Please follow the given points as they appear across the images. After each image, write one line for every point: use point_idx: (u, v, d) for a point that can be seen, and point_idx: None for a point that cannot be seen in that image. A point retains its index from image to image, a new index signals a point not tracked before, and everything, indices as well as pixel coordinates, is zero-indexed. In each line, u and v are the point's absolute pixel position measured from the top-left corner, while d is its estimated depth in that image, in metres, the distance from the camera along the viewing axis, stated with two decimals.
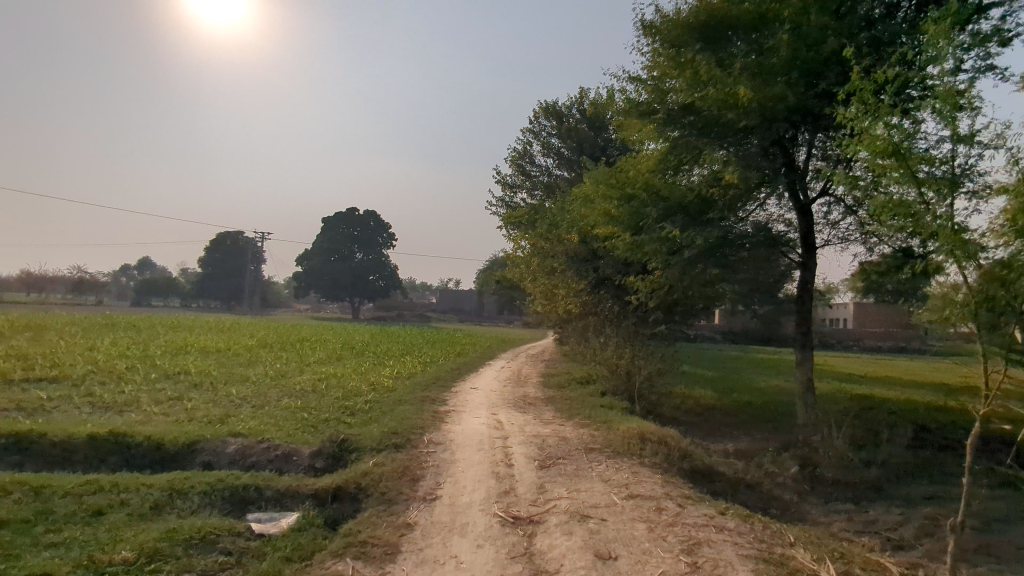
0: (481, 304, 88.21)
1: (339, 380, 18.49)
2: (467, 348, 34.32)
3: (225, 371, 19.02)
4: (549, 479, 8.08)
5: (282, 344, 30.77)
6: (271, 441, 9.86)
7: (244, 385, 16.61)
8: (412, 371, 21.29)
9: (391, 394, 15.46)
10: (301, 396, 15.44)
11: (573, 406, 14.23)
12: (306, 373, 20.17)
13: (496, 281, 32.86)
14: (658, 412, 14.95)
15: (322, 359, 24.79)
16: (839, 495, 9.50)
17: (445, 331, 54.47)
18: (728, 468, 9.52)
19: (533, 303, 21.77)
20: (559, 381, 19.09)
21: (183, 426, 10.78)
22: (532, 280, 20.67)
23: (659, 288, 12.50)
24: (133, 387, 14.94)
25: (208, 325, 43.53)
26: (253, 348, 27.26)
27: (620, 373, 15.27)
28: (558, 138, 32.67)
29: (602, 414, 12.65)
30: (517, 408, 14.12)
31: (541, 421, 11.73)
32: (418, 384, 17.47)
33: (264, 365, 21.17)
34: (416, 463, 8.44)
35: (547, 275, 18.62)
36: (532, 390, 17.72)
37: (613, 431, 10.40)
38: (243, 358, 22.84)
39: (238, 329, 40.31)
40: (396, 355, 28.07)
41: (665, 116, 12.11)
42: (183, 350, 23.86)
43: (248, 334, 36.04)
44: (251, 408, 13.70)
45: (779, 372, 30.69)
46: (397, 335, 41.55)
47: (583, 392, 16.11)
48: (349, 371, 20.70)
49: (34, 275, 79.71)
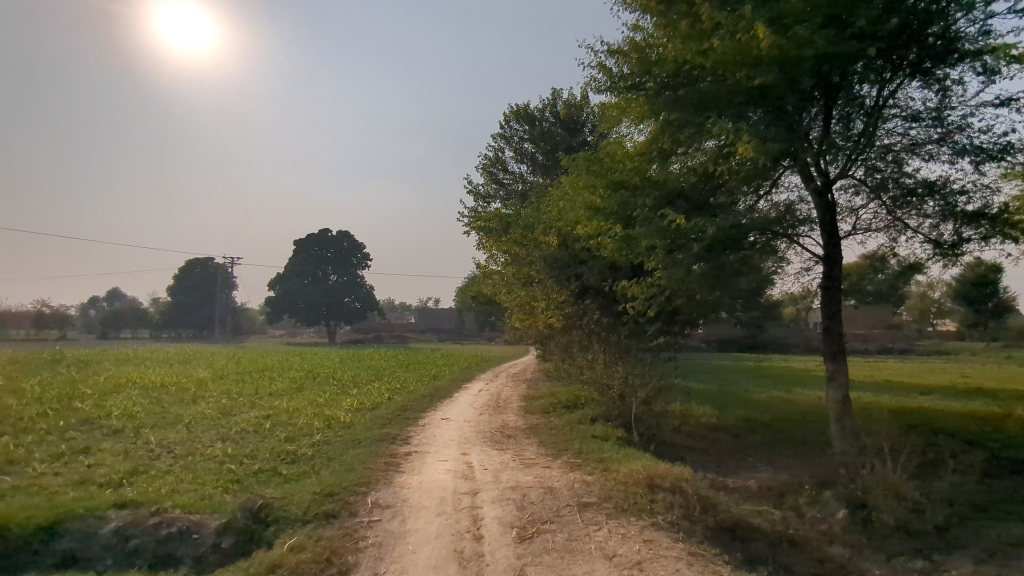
0: (461, 322, 85.64)
1: (290, 416, 16.06)
2: (444, 370, 31.92)
3: (158, 411, 16.47)
4: (532, 558, 5.92)
5: (239, 374, 28.07)
6: (168, 511, 7.55)
7: (172, 428, 14.11)
8: (378, 401, 18.91)
9: (346, 433, 13.15)
10: (238, 439, 13.02)
11: (560, 438, 12.06)
12: (254, 408, 17.68)
13: (471, 297, 30.67)
14: (658, 439, 12.86)
15: (279, 391, 22.24)
16: (902, 548, 7.49)
17: (422, 351, 51.87)
18: (761, 520, 7.46)
19: (511, 318, 19.60)
20: (542, 406, 16.91)
21: (62, 494, 8.37)
22: (508, 293, 18.52)
23: (660, 292, 10.41)
24: (30, 439, 12.40)
25: (166, 356, 40.54)
26: (202, 381, 24.54)
27: (612, 395, 13.19)
28: (531, 143, 30.83)
29: (596, 449, 10.49)
30: (493, 443, 11.90)
31: (522, 462, 9.53)
32: (381, 417, 15.15)
33: (208, 401, 18.59)
34: (351, 543, 6.20)
35: (525, 285, 16.53)
36: (513, 417, 15.53)
37: (613, 476, 8.25)
38: (187, 394, 20.25)
39: (197, 359, 37.32)
40: (364, 382, 25.58)
41: (657, 86, 10.22)
42: (119, 387, 21.13)
43: (205, 364, 33.19)
44: (170, 458, 11.26)
45: (776, 382, 28.88)
46: (369, 359, 39.09)
47: (570, 419, 13.98)
48: (306, 405, 18.23)
49: None
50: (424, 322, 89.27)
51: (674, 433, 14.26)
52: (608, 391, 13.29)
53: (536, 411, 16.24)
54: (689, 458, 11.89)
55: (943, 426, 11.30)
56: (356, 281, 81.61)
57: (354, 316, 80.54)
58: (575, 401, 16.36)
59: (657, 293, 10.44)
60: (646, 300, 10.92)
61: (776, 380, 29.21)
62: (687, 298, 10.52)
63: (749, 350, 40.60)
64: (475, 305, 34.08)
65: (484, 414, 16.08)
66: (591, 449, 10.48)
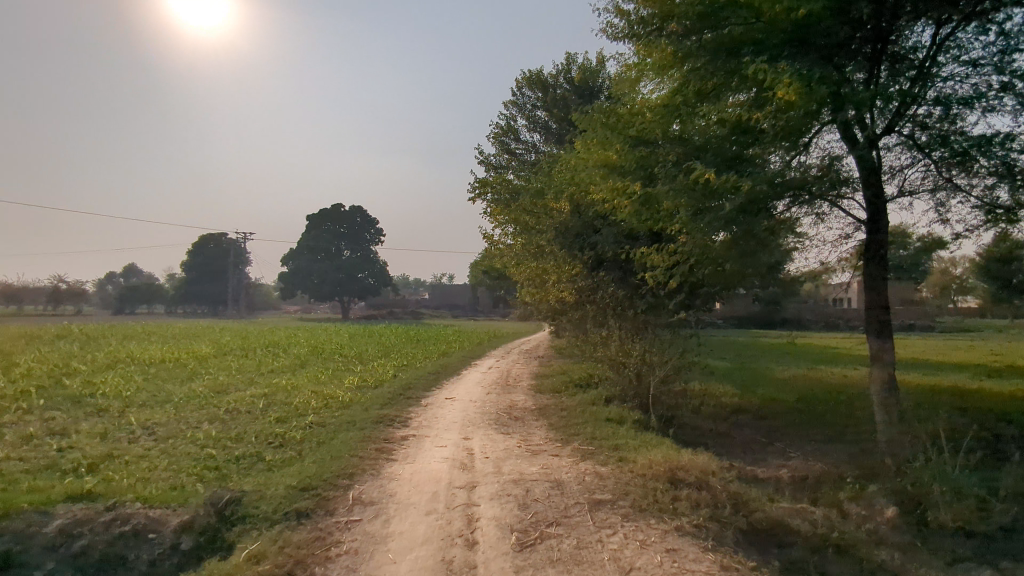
0: (474, 298, 84.97)
1: (288, 395, 15.30)
2: (453, 346, 31.15)
3: (152, 390, 15.78)
4: (532, 570, 5.00)
5: (244, 350, 27.49)
6: (126, 505, 6.73)
7: (162, 408, 13.38)
8: (382, 379, 18.14)
9: (342, 414, 12.32)
10: (227, 420, 12.23)
11: (572, 420, 11.11)
12: (252, 386, 16.98)
13: (482, 270, 29.72)
14: (678, 422, 11.88)
15: (282, 367, 21.56)
16: (966, 556, 6.46)
17: (433, 327, 51.22)
18: (801, 521, 6.48)
19: (521, 293, 18.62)
20: (553, 384, 15.98)
21: (16, 483, 7.58)
22: (517, 266, 17.49)
23: (687, 259, 9.26)
24: (8, 419, 11.72)
25: (176, 331, 40.30)
26: (205, 357, 23.96)
27: (628, 374, 12.19)
28: (544, 111, 29.57)
29: (610, 434, 9.51)
30: (498, 426, 10.97)
31: (528, 450, 8.59)
32: (381, 396, 14.33)
33: (205, 378, 17.91)
34: (322, 552, 5.29)
35: (535, 257, 15.48)
36: (521, 396, 14.61)
37: (629, 467, 7.27)
38: (185, 371, 19.62)
39: (205, 335, 36.94)
40: (370, 358, 24.86)
41: (681, 27, 8.99)
42: (118, 364, 20.54)
43: (212, 340, 32.73)
44: (151, 441, 10.49)
45: (799, 360, 27.70)
46: (379, 335, 38.44)
47: (583, 400, 13.04)
48: (306, 383, 17.49)
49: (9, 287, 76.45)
50: (437, 298, 88.69)
51: (695, 415, 13.28)
52: (623, 370, 12.31)
53: (547, 390, 15.31)
54: (712, 444, 10.90)
55: (998, 413, 10.19)
56: (369, 257, 80.76)
57: (366, 292, 80.01)
58: (589, 380, 15.43)
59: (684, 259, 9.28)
60: (667, 269, 9.83)
61: (799, 358, 28.06)
62: (714, 267, 9.42)
63: (769, 327, 39.42)
64: (486, 280, 33.17)
65: (492, 393, 15.19)
66: (605, 433, 9.54)
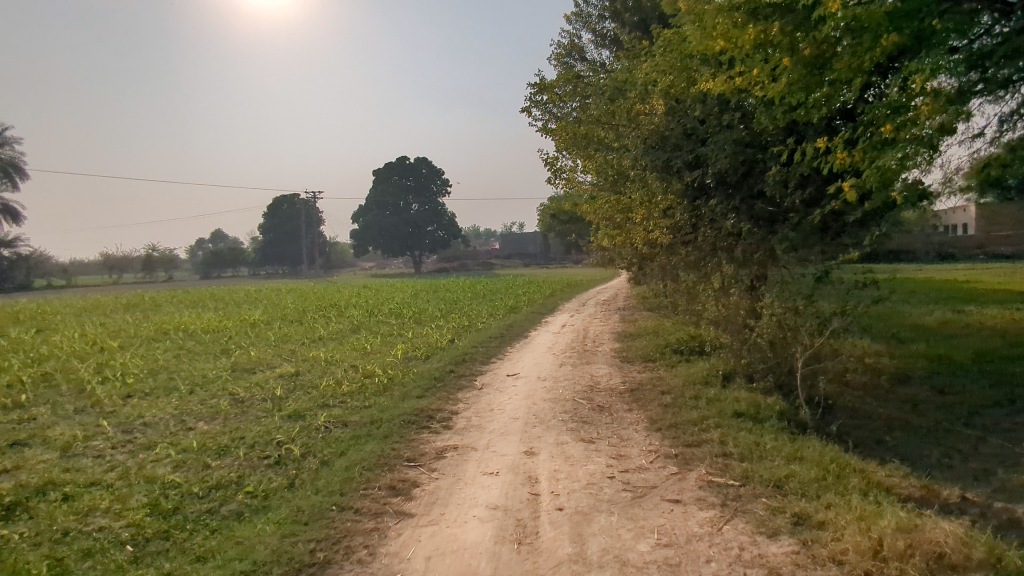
0: (547, 245, 81.55)
1: (321, 375, 12.73)
2: (524, 299, 28.12)
3: (170, 373, 13.66)
4: None
5: (300, 314, 25.58)
6: None
7: (166, 399, 11.07)
8: (437, 346, 15.37)
9: (373, 406, 9.50)
10: (232, 416, 9.71)
11: (684, 412, 7.77)
12: (286, 363, 14.61)
13: (551, 212, 26.22)
14: (836, 408, 8.28)
15: (329, 334, 19.22)
16: None
17: (505, 277, 48.25)
18: None
19: (599, 237, 15.08)
20: (646, 350, 12.61)
21: None
22: (592, 202, 13.91)
23: (916, 144, 6.14)
24: None
25: (244, 294, 40.08)
26: (253, 325, 22.07)
27: (762, 341, 8.61)
28: (612, 21, 25.06)
29: (754, 447, 6.09)
30: (577, 425, 7.73)
31: (629, 489, 5.28)
32: (429, 373, 11.48)
33: (238, 354, 15.71)
34: None
35: (616, 188, 11.86)
36: (606, 369, 11.35)
37: (830, 549, 3.86)
38: (223, 344, 17.60)
39: (271, 297, 35.83)
40: (430, 319, 22.21)
41: None
42: (158, 340, 18.82)
43: (273, 303, 31.28)
44: (122, 456, 8.04)
45: (943, 299, 22.86)
46: (446, 289, 36.07)
47: (691, 374, 9.63)
48: (347, 356, 14.95)
49: (109, 256, 80.66)
50: (509, 247, 85.94)
51: (850, 392, 9.61)
52: (753, 336, 8.74)
53: (638, 360, 11.94)
54: (902, 444, 7.29)
55: None
56: (438, 209, 78.58)
57: (437, 245, 78.18)
58: (693, 346, 11.91)
59: (911, 144, 6.14)
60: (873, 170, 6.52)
61: (942, 296, 23.17)
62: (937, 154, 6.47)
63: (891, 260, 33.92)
64: (555, 223, 29.56)
65: (567, 364, 12.01)
66: (744, 446, 6.16)
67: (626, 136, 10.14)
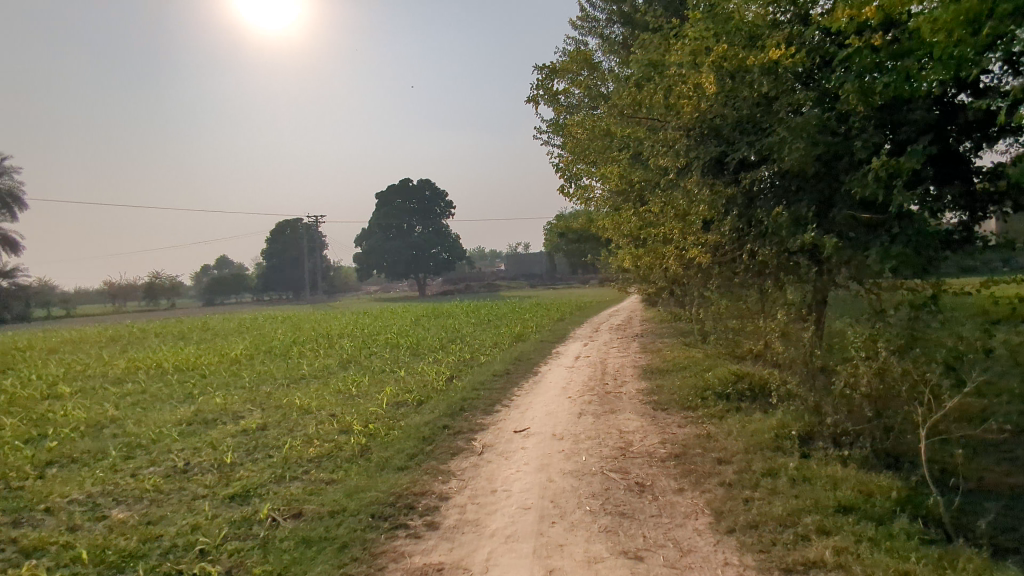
0: (553, 264, 79.61)
1: (292, 430, 10.62)
2: (531, 324, 26.02)
3: (116, 427, 11.60)
4: None
5: (287, 346, 23.48)
6: None
7: (94, 467, 8.97)
8: (433, 388, 13.24)
9: (342, 484, 7.35)
10: (161, 496, 7.62)
11: (762, 500, 5.60)
12: (254, 411, 12.48)
13: (560, 231, 24.24)
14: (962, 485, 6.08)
15: (315, 373, 17.09)
16: None
17: (513, 300, 46.24)
18: None
19: (619, 258, 12.99)
20: (683, 394, 10.43)
21: None
22: (612, 218, 11.83)
23: None
24: None
25: (236, 323, 38.21)
26: (233, 361, 19.96)
27: (855, 394, 6.42)
28: (621, 25, 23.25)
29: None
30: (614, 522, 5.56)
31: None
32: (419, 428, 9.34)
33: (202, 401, 13.56)
34: None
35: (644, 198, 9.78)
36: (636, 421, 9.19)
37: None
38: (191, 386, 15.56)
39: (261, 327, 33.80)
40: (428, 351, 20.13)
41: None
42: (121, 383, 16.71)
43: (263, 334, 29.31)
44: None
45: None
46: (449, 314, 34.00)
47: (753, 434, 7.44)
48: (329, 402, 12.86)
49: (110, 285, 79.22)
50: (515, 268, 83.96)
51: None
52: (843, 386, 6.54)
53: (674, 407, 9.73)
54: None
55: None
56: (442, 232, 77.12)
57: (441, 268, 76.36)
58: (742, 390, 9.69)
59: None
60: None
61: None
62: None
63: None
64: (564, 243, 27.51)
65: (587, 413, 9.82)
66: None
67: (658, 133, 8.12)
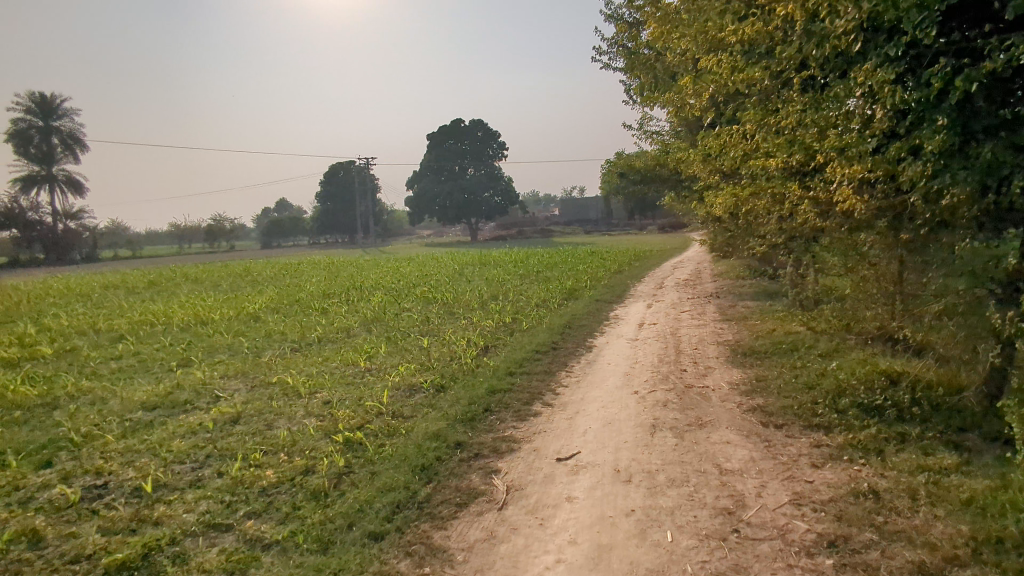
0: (610, 209, 75.42)
1: (267, 430, 8.11)
2: (586, 279, 22.87)
3: (66, 411, 9.38)
4: None
5: (312, 300, 21.27)
6: None
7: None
8: (460, 366, 10.50)
9: (282, 559, 4.69)
10: (35, 553, 5.16)
11: None
12: (237, 393, 10.07)
13: (621, 171, 20.82)
14: None
15: (331, 336, 14.70)
16: None
17: (565, 247, 42.93)
18: None
19: (708, 201, 9.68)
20: (803, 397, 7.26)
21: None
22: (705, 146, 8.50)
23: None
24: None
25: (273, 269, 36.82)
26: (247, 318, 17.83)
27: None
28: None
29: None
30: None
31: None
32: (423, 445, 6.58)
33: (185, 375, 11.27)
34: None
35: (765, 108, 6.42)
36: (742, 447, 6.14)
37: None
38: (186, 352, 13.37)
39: (296, 274, 32.00)
40: (465, 310, 17.46)
41: None
42: (116, 344, 14.73)
43: (294, 283, 27.23)
44: None
45: None
46: (493, 264, 31.31)
47: (971, 509, 4.29)
48: (330, 382, 10.32)
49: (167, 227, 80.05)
50: (570, 212, 80.02)
51: None
52: None
53: (797, 424, 6.58)
54: None
55: None
56: (496, 174, 73.51)
57: (494, 212, 73.20)
58: (905, 401, 6.41)
59: None
60: None
61: None
62: None
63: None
64: (625, 185, 23.96)
65: (664, 427, 6.81)
66: None
67: None
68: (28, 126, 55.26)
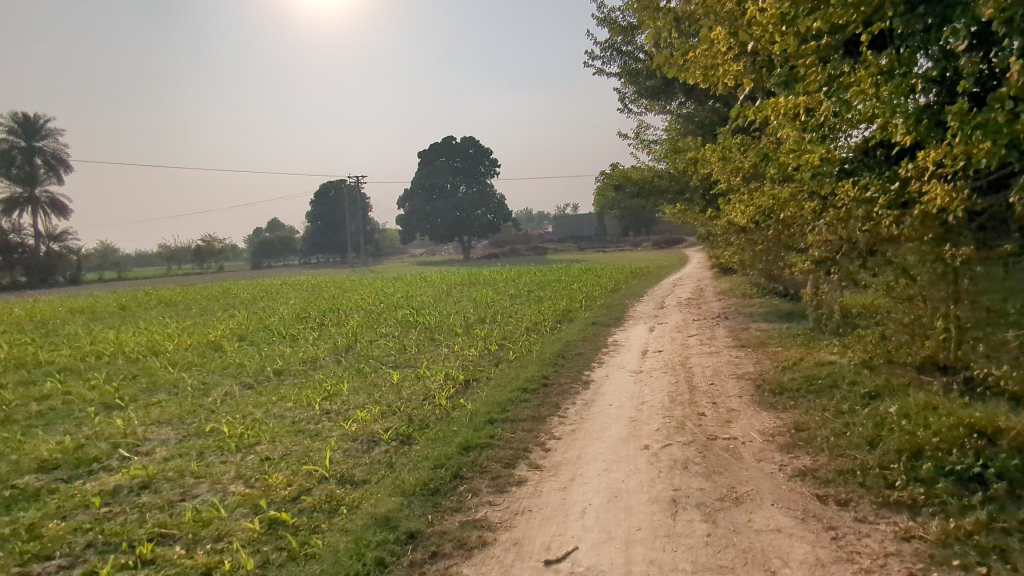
0: (603, 226, 74.01)
1: (180, 503, 6.36)
2: (581, 298, 21.20)
3: None
4: None
5: (283, 325, 19.45)
6: None
7: None
8: (432, 409, 8.77)
9: None
10: None
11: None
12: (160, 447, 8.28)
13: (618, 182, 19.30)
14: None
15: (294, 369, 12.91)
16: None
17: (557, 265, 41.34)
18: None
19: (728, 207, 8.09)
20: (866, 458, 5.58)
21: None
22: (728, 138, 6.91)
23: None
24: None
25: (253, 291, 34.91)
26: (205, 347, 15.97)
27: None
28: None
29: None
30: None
31: None
32: (364, 538, 4.86)
33: (108, 422, 9.45)
34: None
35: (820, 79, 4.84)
36: (799, 539, 4.46)
37: None
38: (121, 390, 11.53)
39: (275, 297, 30.11)
40: (449, 335, 15.73)
41: None
42: (46, 381, 12.84)
43: (268, 306, 25.37)
44: None
45: None
46: (483, 283, 29.60)
47: None
48: (275, 431, 8.55)
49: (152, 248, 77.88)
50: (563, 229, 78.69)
51: None
52: None
53: (866, 500, 4.91)
54: None
55: None
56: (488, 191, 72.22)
57: (487, 229, 71.75)
58: (1010, 471, 4.78)
59: None
60: None
61: None
62: None
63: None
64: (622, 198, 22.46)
65: (688, 504, 5.12)
66: None
67: None
68: (10, 147, 53.31)
